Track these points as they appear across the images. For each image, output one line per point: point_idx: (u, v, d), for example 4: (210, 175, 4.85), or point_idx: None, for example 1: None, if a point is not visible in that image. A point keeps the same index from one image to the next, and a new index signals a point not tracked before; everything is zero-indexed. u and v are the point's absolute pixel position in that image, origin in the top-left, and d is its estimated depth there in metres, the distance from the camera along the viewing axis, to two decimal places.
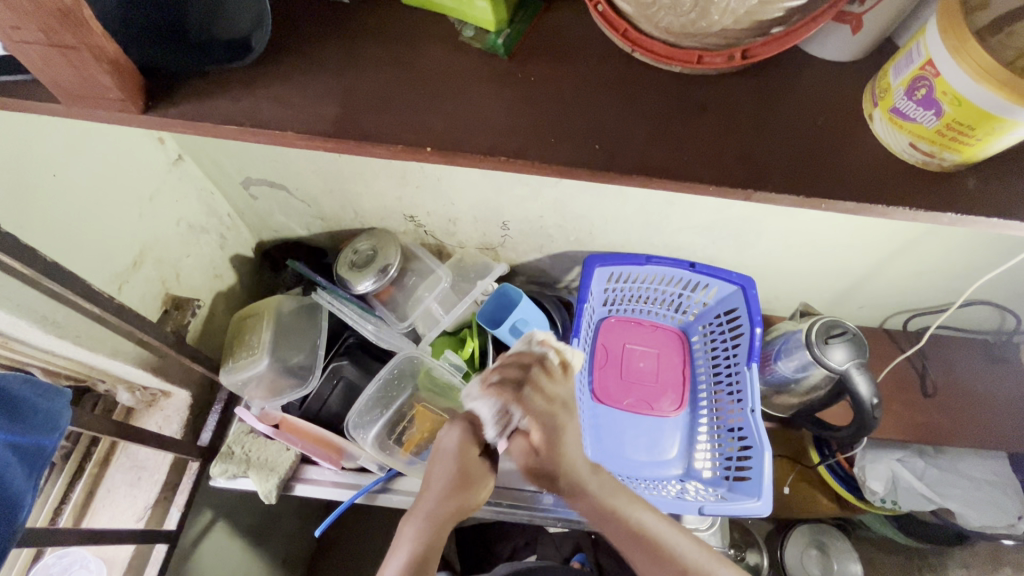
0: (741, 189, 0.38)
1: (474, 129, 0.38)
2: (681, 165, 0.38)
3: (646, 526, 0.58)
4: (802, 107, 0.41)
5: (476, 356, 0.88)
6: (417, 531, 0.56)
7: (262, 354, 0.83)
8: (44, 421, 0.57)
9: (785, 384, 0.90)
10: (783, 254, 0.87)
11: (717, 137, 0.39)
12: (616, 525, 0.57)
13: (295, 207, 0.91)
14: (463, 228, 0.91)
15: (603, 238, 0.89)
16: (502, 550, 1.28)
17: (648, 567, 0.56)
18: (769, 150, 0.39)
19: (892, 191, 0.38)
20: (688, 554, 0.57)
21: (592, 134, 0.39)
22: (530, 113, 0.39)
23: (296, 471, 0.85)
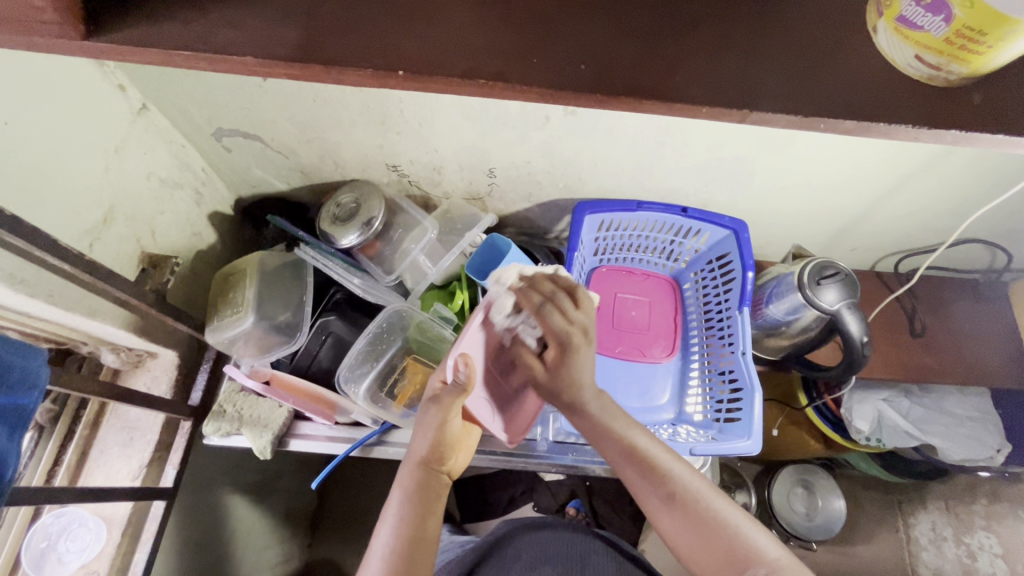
0: (736, 109, 0.35)
1: (450, 49, 0.35)
2: (675, 84, 0.36)
3: (642, 449, 0.62)
4: (803, 19, 0.38)
5: (466, 308, 0.89)
6: (394, 530, 0.61)
7: (246, 311, 0.79)
8: (22, 380, 0.55)
9: (776, 328, 0.90)
10: (777, 195, 0.85)
11: (710, 53, 0.36)
12: (613, 445, 0.62)
13: (272, 159, 0.87)
14: (448, 177, 0.88)
15: (592, 184, 0.87)
16: (500, 499, 1.31)
17: (645, 485, 0.60)
18: (769, 64, 0.36)
19: (896, 110, 0.36)
20: (685, 478, 0.60)
21: (579, 54, 0.36)
22: (509, 31, 0.36)
23: (289, 427, 0.86)
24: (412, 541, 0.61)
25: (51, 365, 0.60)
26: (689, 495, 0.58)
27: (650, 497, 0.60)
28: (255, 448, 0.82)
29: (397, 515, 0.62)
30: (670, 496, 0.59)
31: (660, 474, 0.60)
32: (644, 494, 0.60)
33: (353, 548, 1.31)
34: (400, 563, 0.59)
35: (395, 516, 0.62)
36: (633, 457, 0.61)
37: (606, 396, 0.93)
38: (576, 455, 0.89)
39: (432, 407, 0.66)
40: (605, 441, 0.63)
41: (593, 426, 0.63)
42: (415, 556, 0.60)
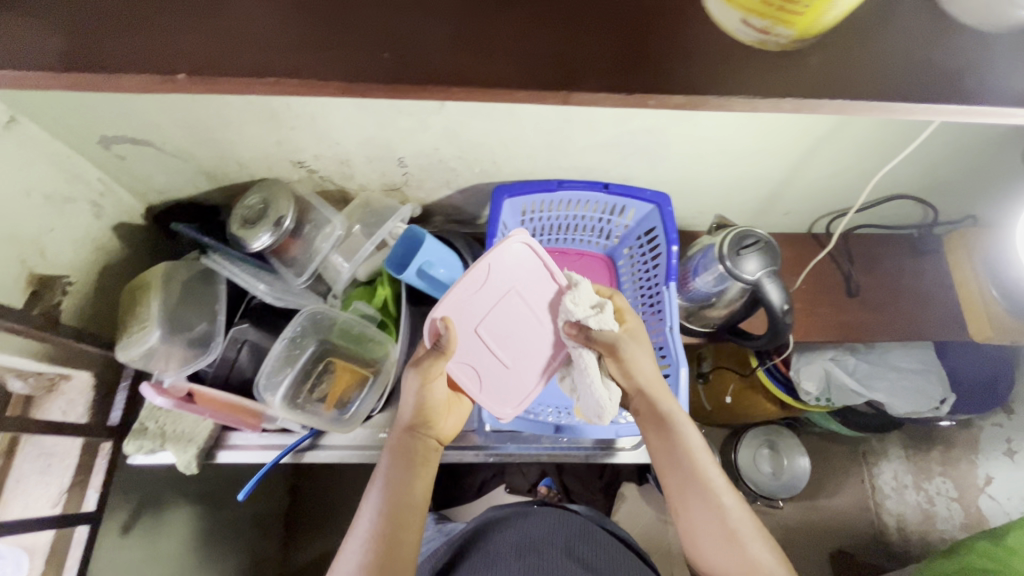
0: (557, 89, 0.33)
1: (241, 44, 0.33)
2: (490, 65, 0.33)
3: (700, 459, 0.70)
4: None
5: (388, 303, 0.87)
6: (382, 493, 0.66)
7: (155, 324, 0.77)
8: None
9: (707, 300, 0.88)
10: (698, 166, 0.82)
11: (527, 29, 0.34)
12: (677, 447, 0.71)
13: (172, 164, 0.83)
14: (359, 169, 0.84)
15: (509, 166, 0.84)
16: (473, 482, 1.33)
17: (695, 500, 0.69)
18: (590, 38, 0.34)
19: (729, 80, 0.34)
20: (729, 496, 0.69)
21: (384, 41, 0.33)
22: (302, 21, 0.33)
23: (218, 438, 0.84)
24: (395, 503, 0.66)
25: None
26: (732, 513, 0.67)
27: (693, 498, 0.69)
28: (180, 464, 0.81)
29: (387, 484, 0.67)
30: (707, 493, 0.69)
31: (704, 481, 0.69)
32: (688, 493, 0.70)
33: None
34: (388, 522, 0.64)
35: (381, 480, 0.67)
36: (682, 472, 0.70)
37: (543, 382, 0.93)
38: (516, 443, 0.88)
39: (410, 371, 0.69)
40: (666, 438, 0.72)
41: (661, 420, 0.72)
42: (396, 530, 0.64)
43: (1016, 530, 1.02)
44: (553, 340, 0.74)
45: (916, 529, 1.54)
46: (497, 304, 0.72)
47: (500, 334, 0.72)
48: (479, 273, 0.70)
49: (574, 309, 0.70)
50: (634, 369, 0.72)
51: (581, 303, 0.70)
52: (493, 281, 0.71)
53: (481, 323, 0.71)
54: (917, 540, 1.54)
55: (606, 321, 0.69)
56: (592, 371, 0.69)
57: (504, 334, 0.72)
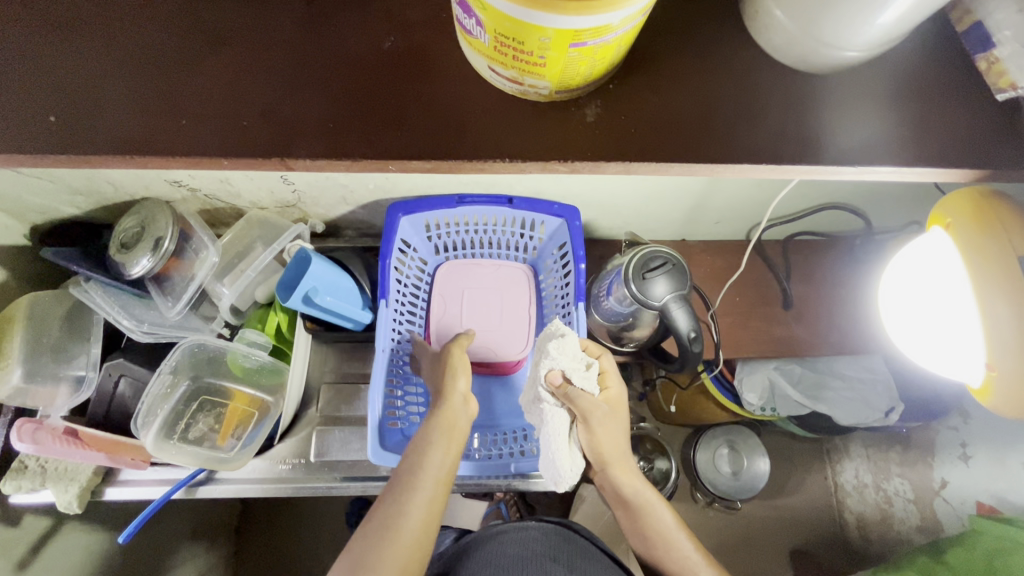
0: (280, 159, 0.46)
1: (93, 128, 0.46)
2: (326, 139, 0.46)
3: (664, 517, 0.77)
4: (437, 85, 0.48)
5: (282, 329, 0.82)
6: (417, 469, 0.67)
7: (16, 362, 0.72)
8: None
9: (625, 321, 0.82)
10: (607, 179, 0.76)
11: (278, 97, 0.47)
12: (642, 505, 0.77)
13: (39, 186, 0.77)
14: (243, 188, 0.78)
15: (404, 182, 0.77)
16: None
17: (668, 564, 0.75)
18: (305, 121, 0.47)
19: None
20: (690, 548, 0.75)
21: (182, 120, 0.47)
22: (149, 112, 0.47)
23: (106, 474, 0.80)
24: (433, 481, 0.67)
25: None
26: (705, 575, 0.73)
27: (655, 548, 0.77)
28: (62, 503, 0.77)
29: (420, 464, 0.67)
30: (666, 541, 0.76)
31: (670, 548, 0.75)
32: (652, 545, 0.77)
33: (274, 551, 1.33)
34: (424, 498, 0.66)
35: (416, 457, 0.68)
36: (652, 543, 0.77)
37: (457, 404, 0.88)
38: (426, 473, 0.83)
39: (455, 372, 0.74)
40: (628, 500, 0.78)
41: (624, 486, 0.77)
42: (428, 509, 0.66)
43: (955, 547, 0.99)
44: (491, 335, 0.89)
45: (875, 528, 1.52)
46: (471, 293, 0.91)
47: (476, 312, 0.91)
48: (480, 270, 0.92)
49: (557, 358, 0.71)
50: (601, 442, 0.75)
51: (565, 358, 0.71)
52: (478, 278, 0.92)
53: (445, 304, 0.90)
54: (876, 539, 1.52)
55: (589, 380, 0.70)
56: (560, 444, 0.71)
57: (475, 315, 0.90)
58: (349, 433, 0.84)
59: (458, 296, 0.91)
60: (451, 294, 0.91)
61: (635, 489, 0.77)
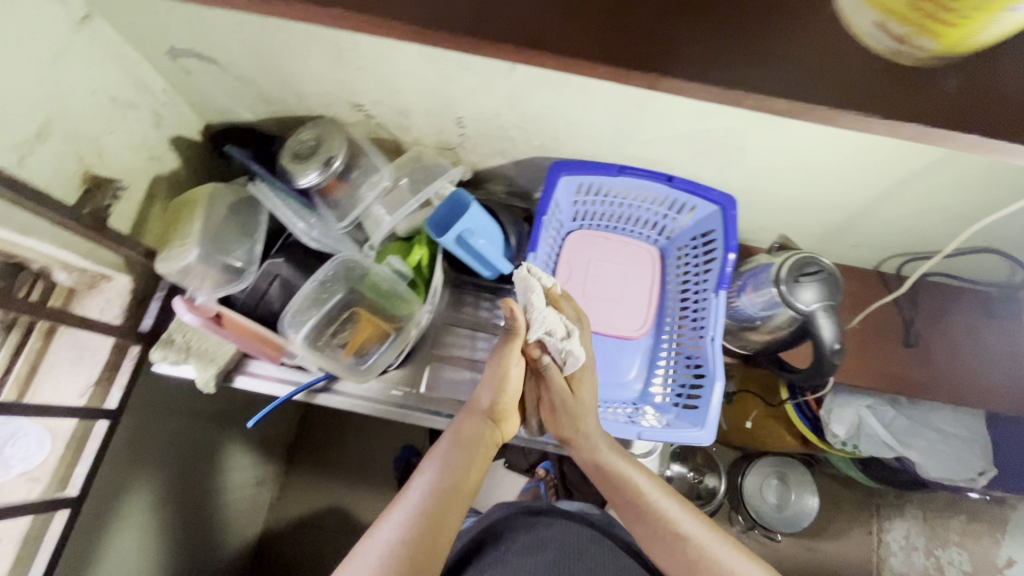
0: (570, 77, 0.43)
1: None
2: None
3: (662, 504, 0.68)
4: (793, 30, 0.42)
5: (423, 264, 0.85)
6: (441, 466, 0.66)
7: (191, 243, 0.78)
8: None
9: (749, 321, 0.83)
10: (772, 177, 0.76)
11: None
12: (634, 494, 0.70)
13: (234, 86, 0.82)
14: (416, 122, 0.81)
15: (569, 144, 0.79)
16: None
17: (650, 534, 0.67)
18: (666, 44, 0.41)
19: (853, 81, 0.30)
20: (698, 531, 0.66)
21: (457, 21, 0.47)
22: None
23: (238, 363, 0.86)
24: (451, 478, 0.64)
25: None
26: (699, 539, 0.65)
27: (666, 553, 0.66)
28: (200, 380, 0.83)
29: (446, 460, 0.66)
30: (675, 535, 0.66)
31: (653, 515, 0.68)
32: (661, 552, 0.66)
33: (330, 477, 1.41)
34: (441, 494, 0.62)
35: (441, 458, 0.67)
36: (635, 509, 0.69)
37: None
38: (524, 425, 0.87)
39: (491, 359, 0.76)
40: (620, 490, 0.70)
41: (613, 471, 0.72)
42: (441, 510, 0.61)
43: None
44: (616, 307, 0.92)
45: None
46: (597, 264, 0.94)
47: (601, 284, 0.94)
48: (609, 242, 0.95)
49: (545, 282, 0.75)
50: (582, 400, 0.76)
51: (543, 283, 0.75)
52: (606, 252, 0.95)
53: (573, 271, 0.94)
54: None
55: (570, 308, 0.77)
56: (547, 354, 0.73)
57: (600, 286, 0.93)
58: (458, 373, 0.87)
59: (586, 266, 0.94)
60: (578, 261, 0.94)
61: (617, 466, 0.72)
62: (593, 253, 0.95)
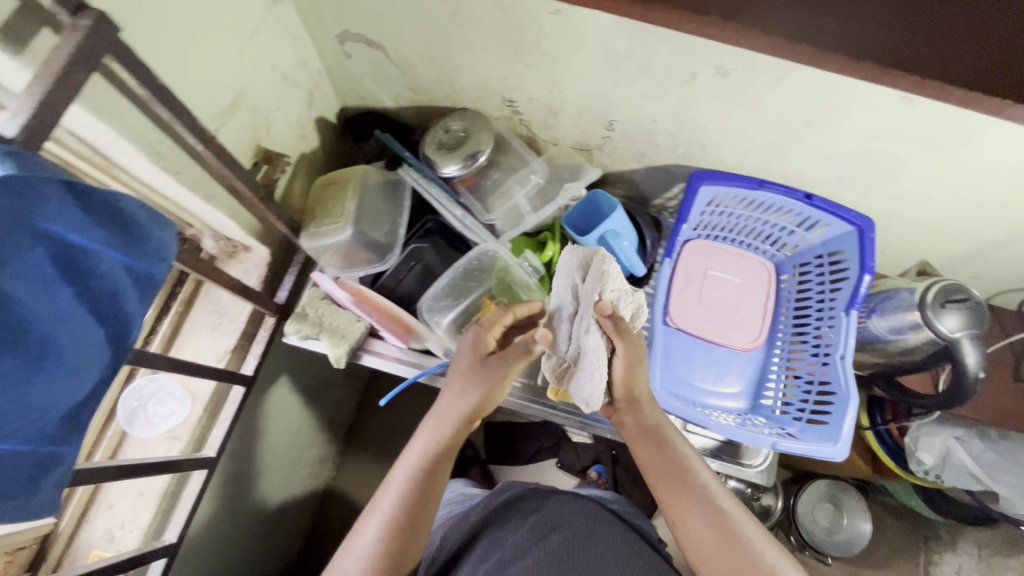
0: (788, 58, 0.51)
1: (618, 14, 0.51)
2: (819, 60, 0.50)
3: (693, 471, 0.66)
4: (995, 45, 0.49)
5: (553, 262, 0.87)
6: (413, 465, 0.63)
7: (345, 223, 0.81)
8: (155, 249, 0.50)
9: (872, 343, 0.85)
10: (920, 203, 0.77)
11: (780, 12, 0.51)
12: (666, 453, 0.68)
13: (388, 73, 0.84)
14: (563, 122, 0.83)
15: (715, 155, 0.81)
16: (526, 449, 1.37)
17: (689, 503, 0.63)
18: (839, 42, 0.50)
19: None
20: (728, 504, 0.63)
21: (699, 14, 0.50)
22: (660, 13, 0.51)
23: (363, 342, 0.85)
24: (421, 483, 0.61)
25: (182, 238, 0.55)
26: (734, 516, 0.61)
27: (692, 514, 0.62)
28: (331, 355, 0.83)
29: (415, 463, 0.63)
30: (704, 500, 0.63)
31: (698, 489, 0.64)
32: (687, 513, 0.63)
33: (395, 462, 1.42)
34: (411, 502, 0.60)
35: (416, 456, 0.64)
36: (678, 475, 0.65)
37: (682, 373, 0.92)
38: None
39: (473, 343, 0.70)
40: (656, 450, 0.68)
41: (649, 433, 0.69)
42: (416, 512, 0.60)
43: None
44: (732, 318, 0.94)
45: None
46: (714, 274, 0.95)
47: (717, 294, 0.95)
48: (726, 253, 0.97)
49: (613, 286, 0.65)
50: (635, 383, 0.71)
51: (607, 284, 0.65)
52: (723, 263, 0.96)
53: (690, 279, 0.95)
54: None
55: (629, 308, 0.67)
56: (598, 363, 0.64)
57: (716, 296, 0.95)
58: None
59: (703, 275, 0.95)
60: (694, 271, 0.95)
61: (659, 429, 0.70)
62: (710, 263, 0.96)
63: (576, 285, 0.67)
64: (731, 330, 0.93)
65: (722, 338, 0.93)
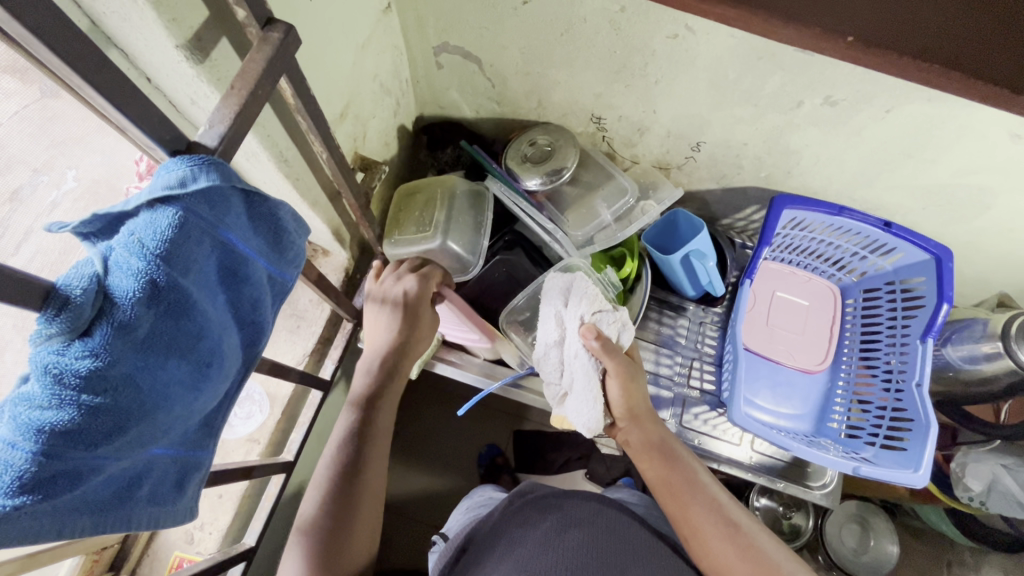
0: None
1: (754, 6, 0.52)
2: None
3: (703, 481, 0.66)
4: None
5: (631, 279, 0.87)
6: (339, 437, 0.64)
7: (434, 233, 0.82)
8: (293, 257, 0.50)
9: (942, 371, 0.87)
10: (1002, 236, 0.78)
11: None
12: (674, 464, 0.67)
13: (476, 85, 0.85)
14: (648, 140, 0.84)
15: (800, 179, 0.82)
16: (556, 458, 1.32)
17: (704, 514, 0.63)
18: None
19: None
20: (740, 514, 0.63)
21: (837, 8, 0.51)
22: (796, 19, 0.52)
23: (439, 352, 0.88)
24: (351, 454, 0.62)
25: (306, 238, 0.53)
26: (747, 528, 0.62)
27: (711, 525, 0.62)
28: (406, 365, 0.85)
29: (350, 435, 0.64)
30: (722, 512, 0.63)
31: (717, 503, 0.64)
32: (706, 524, 0.62)
33: None
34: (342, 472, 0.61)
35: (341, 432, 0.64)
36: (692, 486, 0.65)
37: (747, 393, 0.93)
38: (703, 444, 0.88)
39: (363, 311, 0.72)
40: (659, 461, 0.68)
41: (652, 445, 0.69)
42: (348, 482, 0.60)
43: None
44: (798, 340, 0.95)
45: None
46: (780, 295, 0.97)
47: (782, 315, 0.96)
48: (791, 275, 0.98)
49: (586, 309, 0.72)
50: (632, 398, 0.70)
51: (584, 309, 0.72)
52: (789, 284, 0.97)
53: (757, 299, 0.97)
54: None
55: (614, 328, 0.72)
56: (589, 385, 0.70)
57: (782, 317, 0.96)
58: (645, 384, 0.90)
59: (769, 296, 0.97)
60: (761, 291, 0.97)
61: (666, 441, 0.69)
62: (776, 284, 0.97)
63: (560, 312, 0.73)
64: (797, 352, 0.94)
65: (789, 359, 0.94)
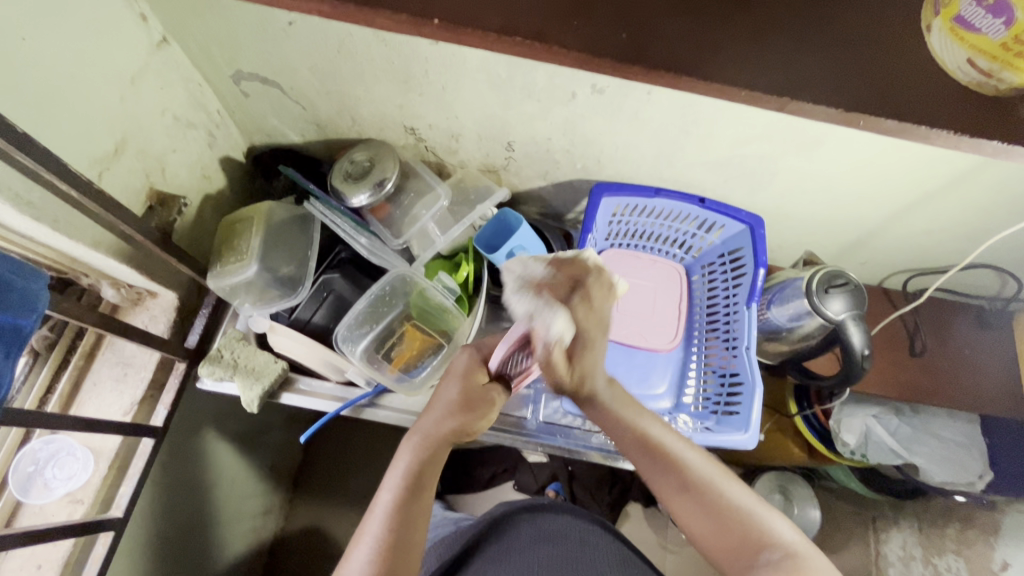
0: None
1: None
2: None
3: (681, 456, 0.60)
4: None
5: (469, 282, 0.88)
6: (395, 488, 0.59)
7: (250, 259, 0.81)
8: (20, 300, 0.51)
9: (776, 332, 0.90)
10: (800, 198, 0.83)
11: None
12: (622, 427, 0.62)
13: (289, 110, 0.85)
14: (466, 145, 0.86)
15: (612, 168, 0.85)
16: (482, 475, 1.27)
17: (658, 468, 0.60)
18: None
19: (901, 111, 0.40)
20: (735, 493, 0.58)
21: None
22: None
23: (284, 381, 0.85)
24: (411, 496, 0.58)
25: (50, 290, 0.56)
26: (717, 488, 0.58)
27: (667, 479, 0.60)
28: (243, 399, 0.81)
29: (405, 478, 0.59)
30: (692, 484, 0.58)
31: (676, 461, 0.60)
32: (659, 479, 0.60)
33: (345, 503, 1.39)
34: (400, 518, 0.57)
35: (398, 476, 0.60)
36: (662, 464, 0.60)
37: None
38: (566, 438, 0.88)
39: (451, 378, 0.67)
40: (617, 429, 0.62)
41: (604, 411, 0.63)
42: (407, 532, 0.57)
43: None
44: (650, 322, 0.96)
45: None
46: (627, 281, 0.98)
47: (632, 300, 0.97)
48: (638, 261, 0.99)
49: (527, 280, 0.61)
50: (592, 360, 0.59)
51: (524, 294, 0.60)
52: (637, 269, 0.99)
53: None
54: None
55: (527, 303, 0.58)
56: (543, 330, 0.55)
57: (631, 301, 0.97)
58: None
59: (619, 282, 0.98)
60: None
61: (642, 431, 0.62)
62: (623, 271, 0.98)
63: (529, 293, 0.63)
64: (653, 333, 0.95)
65: (645, 342, 0.94)
